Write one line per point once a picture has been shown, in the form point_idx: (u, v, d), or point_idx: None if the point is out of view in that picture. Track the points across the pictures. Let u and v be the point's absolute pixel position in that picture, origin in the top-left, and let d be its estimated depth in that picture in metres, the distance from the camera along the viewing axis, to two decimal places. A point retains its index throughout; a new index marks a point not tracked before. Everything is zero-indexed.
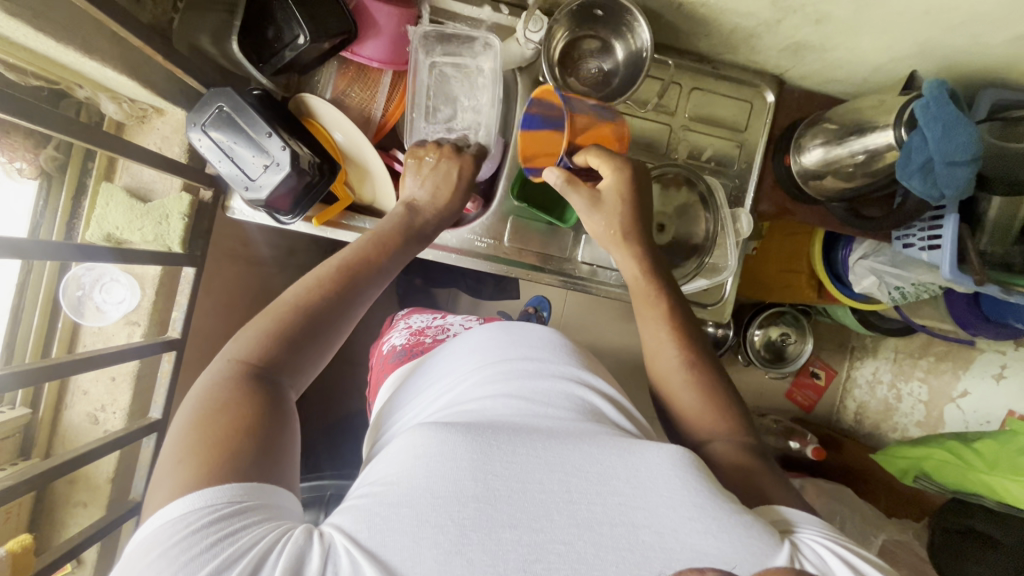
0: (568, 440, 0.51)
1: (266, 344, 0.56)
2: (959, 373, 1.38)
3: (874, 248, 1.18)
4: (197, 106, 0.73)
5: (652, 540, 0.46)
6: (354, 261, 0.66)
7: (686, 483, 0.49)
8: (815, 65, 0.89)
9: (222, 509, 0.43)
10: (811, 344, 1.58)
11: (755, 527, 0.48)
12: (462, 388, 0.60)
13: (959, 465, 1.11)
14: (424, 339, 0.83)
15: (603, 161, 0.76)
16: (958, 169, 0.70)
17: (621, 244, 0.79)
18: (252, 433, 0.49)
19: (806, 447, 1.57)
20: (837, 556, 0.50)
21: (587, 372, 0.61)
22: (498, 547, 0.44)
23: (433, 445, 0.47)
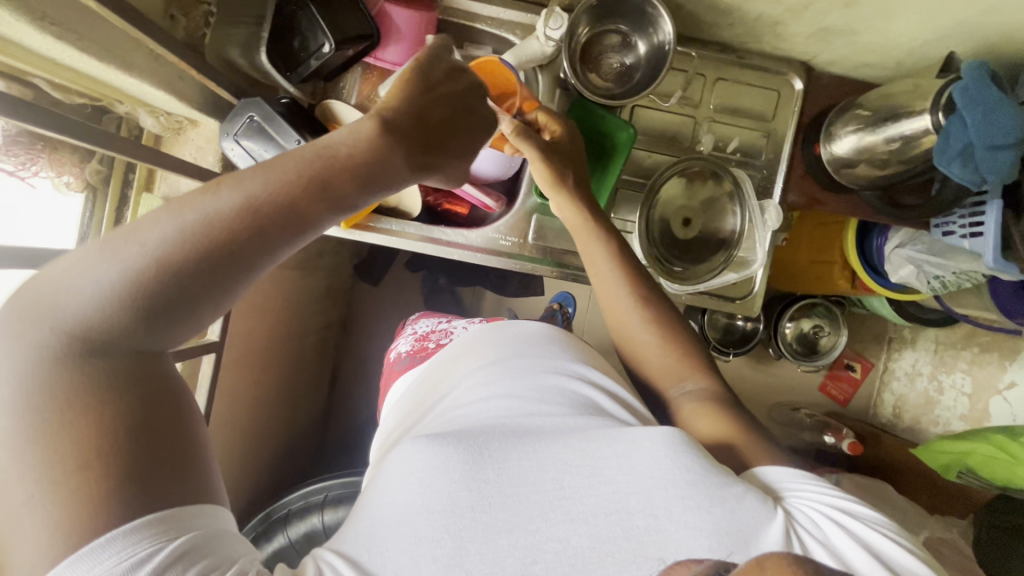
0: (558, 440, 0.52)
1: (107, 323, 0.41)
2: (1005, 365, 1.33)
3: (911, 236, 1.14)
4: (230, 116, 0.75)
5: (646, 524, 0.48)
6: (266, 201, 0.45)
7: (677, 461, 0.50)
8: (844, 51, 0.86)
9: (144, 558, 0.36)
10: (845, 337, 1.55)
11: (748, 497, 0.49)
12: (457, 392, 0.61)
13: (1005, 460, 1.09)
14: (428, 345, 0.81)
15: (551, 120, 0.80)
16: (999, 153, 0.68)
17: (556, 189, 0.78)
18: (143, 438, 0.40)
19: (842, 441, 1.54)
20: (837, 525, 0.51)
21: (570, 363, 0.63)
22: (495, 554, 0.46)
23: (426, 458, 0.49)
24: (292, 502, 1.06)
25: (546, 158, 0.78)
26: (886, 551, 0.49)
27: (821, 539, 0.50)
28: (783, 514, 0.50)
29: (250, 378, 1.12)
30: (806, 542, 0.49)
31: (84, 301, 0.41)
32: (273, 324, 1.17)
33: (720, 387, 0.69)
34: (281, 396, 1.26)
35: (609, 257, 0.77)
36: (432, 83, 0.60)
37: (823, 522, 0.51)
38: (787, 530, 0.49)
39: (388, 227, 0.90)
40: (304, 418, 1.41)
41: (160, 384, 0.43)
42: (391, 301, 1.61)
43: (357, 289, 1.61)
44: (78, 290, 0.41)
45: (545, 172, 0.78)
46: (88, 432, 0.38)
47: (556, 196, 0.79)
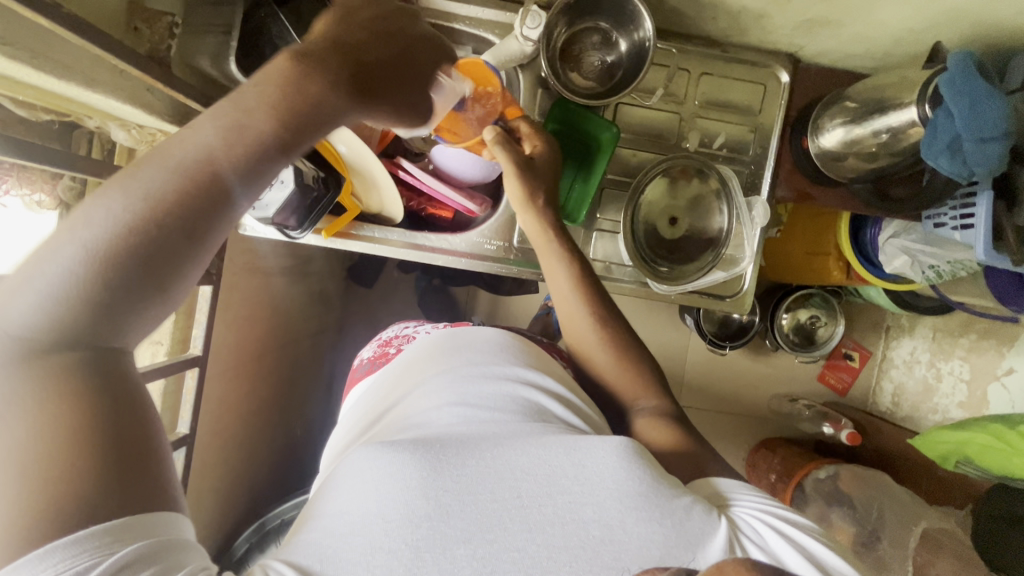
0: (516, 446, 0.50)
1: (61, 320, 0.39)
2: (1004, 352, 1.33)
3: (905, 226, 1.14)
4: None
5: (602, 534, 0.47)
6: (223, 166, 0.41)
7: (630, 472, 0.49)
8: (831, 41, 0.85)
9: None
10: (842, 327, 1.54)
11: (696, 507, 0.49)
12: (411, 399, 0.58)
13: (1002, 450, 1.08)
14: (389, 351, 0.77)
15: (531, 132, 0.78)
16: (989, 145, 0.66)
17: (524, 206, 0.77)
18: (93, 447, 0.38)
19: (840, 431, 1.53)
20: (776, 530, 0.51)
21: (527, 368, 0.61)
22: (453, 565, 0.44)
23: (383, 464, 0.47)
24: (286, 511, 1.07)
25: (521, 173, 0.76)
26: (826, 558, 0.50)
27: (764, 546, 0.50)
28: (728, 524, 0.50)
29: (241, 388, 1.12)
30: (749, 550, 0.49)
31: (41, 290, 0.38)
32: (263, 333, 1.16)
33: (667, 403, 0.70)
34: (275, 404, 1.26)
35: (570, 275, 0.75)
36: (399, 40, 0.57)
37: (765, 529, 0.51)
38: (732, 537, 0.49)
39: (371, 235, 0.88)
40: (301, 424, 1.41)
41: (120, 387, 0.41)
42: (384, 302, 1.59)
43: (350, 292, 1.59)
44: (35, 277, 0.38)
45: (518, 195, 0.77)
46: (60, 435, 0.37)
47: (526, 214, 0.77)
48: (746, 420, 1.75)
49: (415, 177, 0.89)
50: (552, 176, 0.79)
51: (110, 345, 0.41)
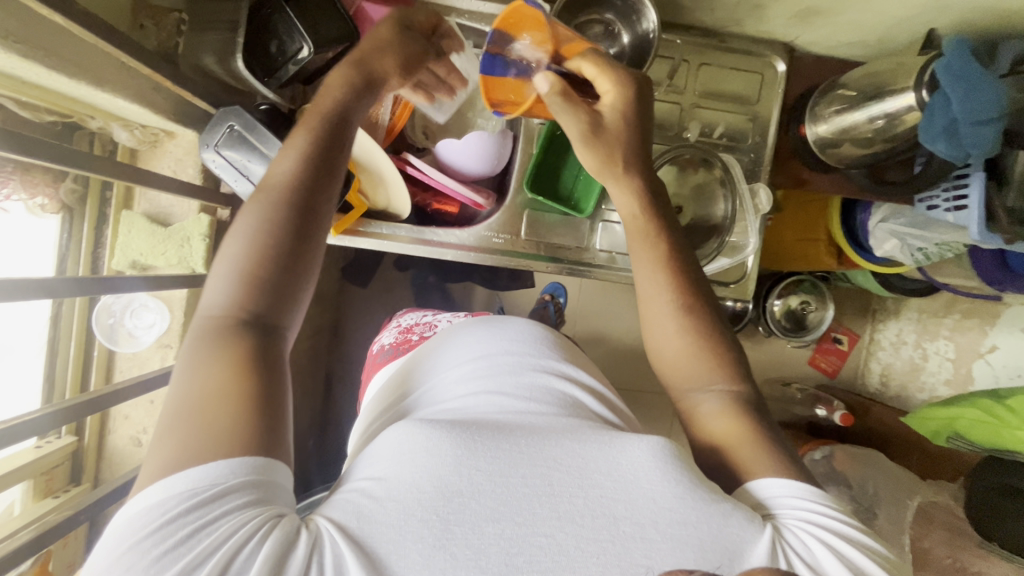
0: (551, 434, 0.50)
1: (241, 297, 0.50)
2: (986, 330, 1.38)
3: (894, 211, 1.17)
4: (209, 126, 0.72)
5: (632, 531, 0.46)
6: (313, 159, 0.56)
7: (665, 473, 0.49)
8: (825, 31, 0.87)
9: (202, 493, 0.41)
10: (832, 311, 1.58)
11: (735, 514, 0.48)
12: (447, 386, 0.59)
13: (993, 424, 1.12)
14: (411, 337, 0.84)
15: (600, 72, 0.69)
16: (984, 128, 0.69)
17: (616, 178, 0.70)
18: (252, 399, 0.46)
19: (833, 413, 1.59)
20: (823, 543, 0.48)
21: (567, 364, 0.62)
22: (480, 541, 0.44)
23: (419, 439, 0.48)
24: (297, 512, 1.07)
25: (592, 139, 0.69)
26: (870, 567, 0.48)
27: (809, 560, 0.47)
28: (771, 530, 0.48)
29: None
30: (795, 564, 0.46)
31: (230, 274, 0.51)
32: None
33: (746, 390, 0.61)
34: None
35: (655, 260, 0.67)
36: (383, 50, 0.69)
37: (812, 542, 0.48)
38: (773, 546, 0.47)
39: (378, 231, 0.88)
40: (302, 424, 1.40)
41: (278, 358, 0.50)
42: (381, 300, 1.58)
43: (346, 291, 1.58)
44: (224, 262, 0.51)
45: (599, 161, 0.70)
46: (231, 384, 0.46)
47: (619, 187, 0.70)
48: None
49: (423, 172, 0.89)
50: (638, 142, 0.71)
51: (276, 327, 0.51)
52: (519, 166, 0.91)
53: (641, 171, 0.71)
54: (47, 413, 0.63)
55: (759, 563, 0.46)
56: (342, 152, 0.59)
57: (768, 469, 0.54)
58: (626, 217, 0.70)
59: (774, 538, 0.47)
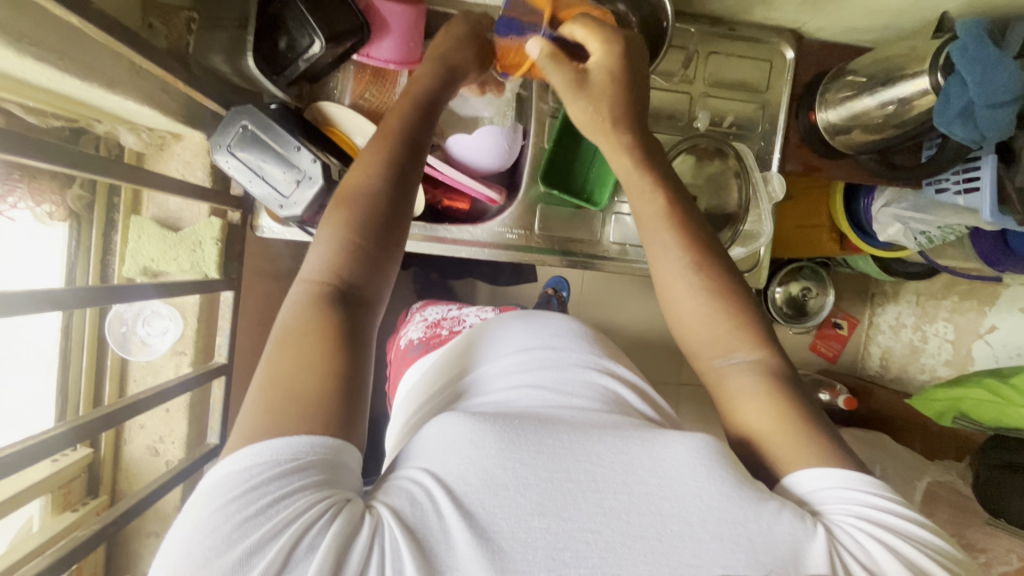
0: (594, 430, 0.51)
1: (334, 267, 0.53)
2: (985, 310, 1.41)
3: (897, 195, 1.18)
4: (221, 127, 0.70)
5: (680, 529, 0.45)
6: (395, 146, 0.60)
7: (712, 472, 0.48)
8: (834, 16, 0.87)
9: (283, 465, 0.42)
10: (831, 297, 1.60)
11: (785, 513, 0.48)
12: (490, 380, 0.60)
13: (998, 403, 1.14)
14: (441, 331, 0.95)
15: (589, 33, 0.70)
16: (999, 110, 0.69)
17: (607, 134, 0.69)
18: (336, 372, 0.48)
19: (837, 397, 1.59)
20: (879, 541, 0.48)
21: (608, 360, 0.63)
22: (527, 534, 0.44)
23: (463, 432, 0.48)
24: None
25: (579, 92, 0.69)
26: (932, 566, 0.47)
27: (864, 560, 0.47)
28: (824, 531, 0.48)
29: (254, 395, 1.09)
30: (850, 565, 0.46)
31: (325, 248, 0.54)
32: None
33: (780, 361, 0.60)
34: None
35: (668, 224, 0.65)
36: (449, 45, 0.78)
37: (867, 540, 0.48)
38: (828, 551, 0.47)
39: None
40: None
41: (363, 332, 0.52)
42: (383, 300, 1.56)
43: None
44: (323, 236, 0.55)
45: (587, 111, 0.69)
46: (321, 352, 0.48)
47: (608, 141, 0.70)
48: None
49: (436, 169, 0.88)
50: (630, 93, 0.70)
51: (364, 300, 0.54)
52: (530, 160, 0.90)
53: (637, 130, 0.70)
54: (61, 431, 0.61)
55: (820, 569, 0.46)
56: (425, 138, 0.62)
57: (809, 457, 0.54)
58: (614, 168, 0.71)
59: (829, 542, 0.47)
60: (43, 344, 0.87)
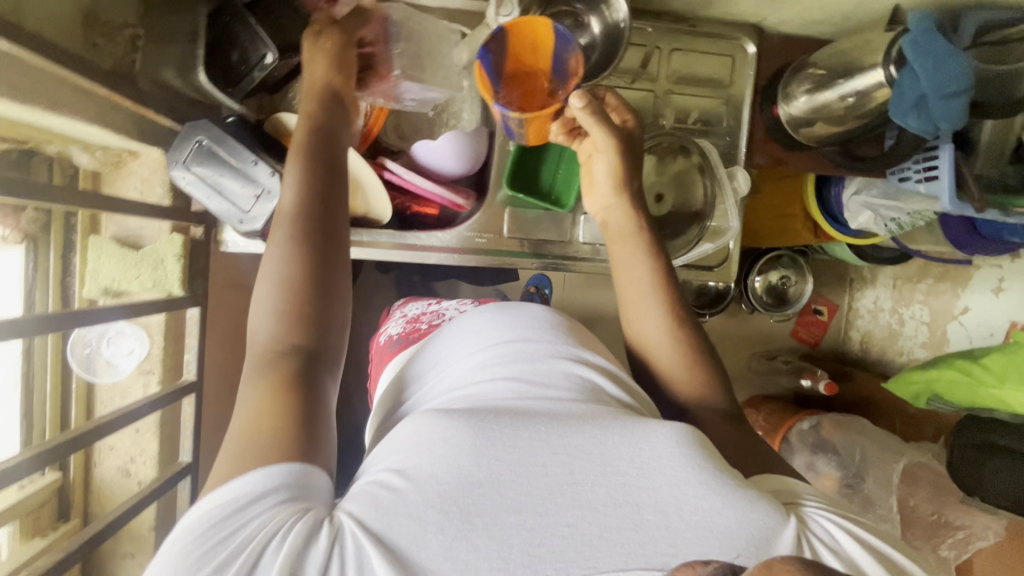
0: (571, 420, 0.51)
1: (280, 329, 0.55)
2: (958, 292, 1.43)
3: (866, 183, 1.20)
4: (176, 142, 0.69)
5: (656, 519, 0.47)
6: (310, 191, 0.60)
7: (689, 460, 0.50)
8: (793, 10, 0.87)
9: (239, 499, 0.43)
10: (811, 284, 1.60)
11: (759, 503, 0.50)
12: (464, 370, 0.60)
13: (968, 382, 1.16)
14: (419, 326, 0.96)
15: (619, 106, 0.78)
16: (952, 101, 0.69)
17: (618, 191, 0.76)
18: (286, 417, 0.50)
19: (818, 382, 1.62)
20: (845, 531, 0.51)
21: (586, 349, 0.61)
22: (504, 532, 0.44)
23: (436, 430, 0.47)
24: None
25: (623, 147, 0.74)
26: (891, 555, 0.51)
27: (829, 541, 0.51)
28: (796, 523, 0.51)
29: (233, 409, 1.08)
30: (818, 551, 0.50)
31: (269, 316, 0.56)
32: None
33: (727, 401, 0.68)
34: None
35: (648, 263, 0.72)
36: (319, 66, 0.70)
37: (835, 531, 0.51)
38: (799, 537, 0.50)
39: (359, 238, 0.87)
40: None
41: (314, 381, 0.54)
42: (367, 305, 1.54)
43: None
44: (260, 301, 0.57)
45: (616, 166, 0.75)
46: (271, 407, 0.50)
47: (614, 201, 0.76)
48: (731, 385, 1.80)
49: (401, 176, 0.87)
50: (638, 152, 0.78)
51: (312, 352, 0.56)
52: (497, 164, 0.90)
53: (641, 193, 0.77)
54: (22, 459, 0.60)
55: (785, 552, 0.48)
56: (334, 174, 0.63)
57: None
58: (603, 228, 0.78)
59: (798, 531, 0.50)
60: (7, 367, 0.86)
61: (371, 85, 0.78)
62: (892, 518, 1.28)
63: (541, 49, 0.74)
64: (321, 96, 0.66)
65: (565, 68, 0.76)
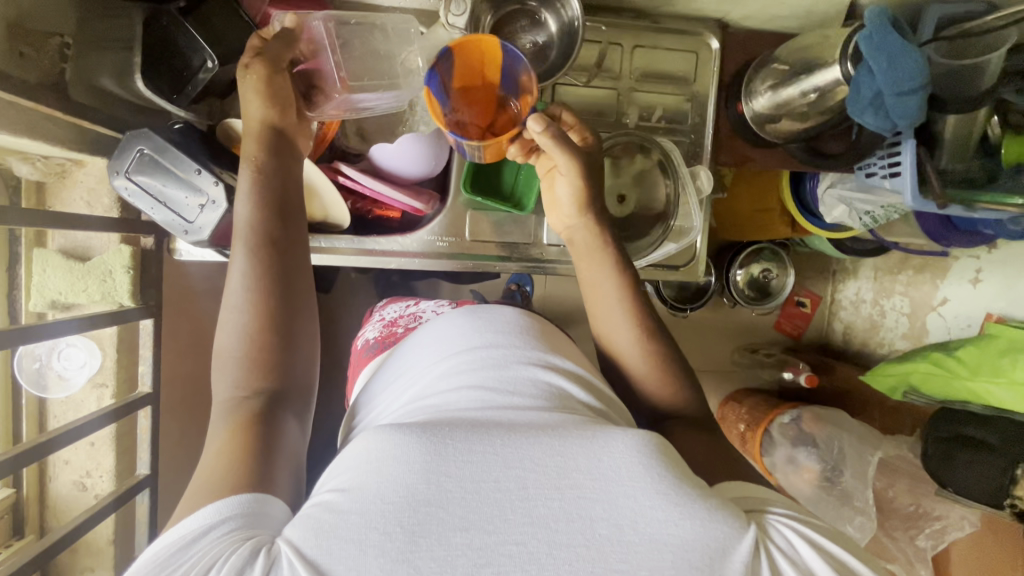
0: (528, 432, 0.47)
1: (242, 377, 0.57)
2: (937, 283, 1.42)
3: (840, 177, 1.19)
4: (118, 151, 0.67)
5: (610, 534, 0.43)
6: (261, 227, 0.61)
7: (648, 471, 0.46)
8: (755, 6, 0.86)
9: (185, 537, 0.44)
10: (793, 275, 1.57)
11: (719, 512, 0.46)
12: (429, 382, 0.57)
13: (942, 375, 1.15)
14: (396, 330, 0.94)
15: (574, 125, 0.75)
16: (908, 98, 0.69)
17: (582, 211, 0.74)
18: (242, 459, 0.51)
19: (799, 376, 1.59)
20: (806, 540, 0.49)
21: (555, 355, 0.58)
22: (448, 552, 0.41)
23: (386, 446, 0.45)
24: None
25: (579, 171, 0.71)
26: (849, 560, 0.49)
27: (792, 555, 0.47)
28: (755, 530, 0.47)
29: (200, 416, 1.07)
30: (779, 563, 0.46)
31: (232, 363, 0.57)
32: None
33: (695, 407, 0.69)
34: None
35: (615, 277, 0.71)
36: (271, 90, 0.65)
37: (797, 541, 0.49)
38: (757, 544, 0.46)
39: (318, 244, 0.86)
40: None
41: (273, 424, 0.55)
42: (344, 306, 1.53)
43: None
44: (223, 351, 0.58)
45: (576, 186, 0.72)
46: (229, 451, 0.51)
47: (578, 221, 0.74)
48: (714, 379, 1.80)
49: (358, 182, 0.85)
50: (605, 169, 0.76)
51: (273, 396, 0.57)
52: (458, 165, 0.88)
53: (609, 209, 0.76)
54: None
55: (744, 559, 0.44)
56: (288, 209, 0.63)
57: None
58: (569, 245, 0.76)
59: (759, 539, 0.47)
60: None
61: (321, 103, 0.76)
62: (869, 511, 1.27)
63: (489, 63, 0.72)
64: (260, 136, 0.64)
65: (517, 82, 0.73)
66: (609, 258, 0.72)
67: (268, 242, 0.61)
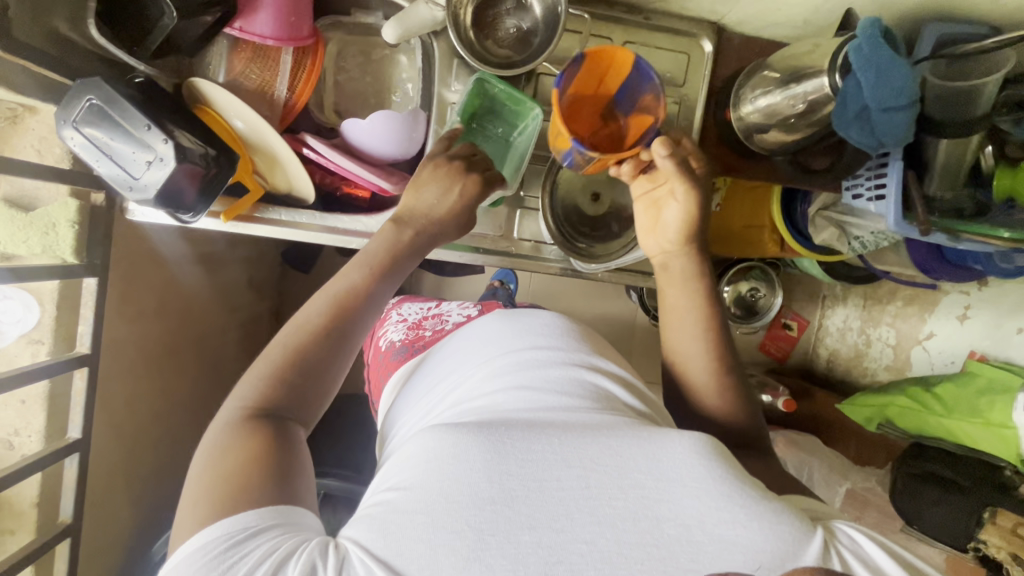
0: (586, 431, 0.46)
1: (263, 393, 0.53)
2: (925, 316, 1.38)
3: (832, 199, 1.16)
4: (67, 100, 0.65)
5: (677, 534, 0.42)
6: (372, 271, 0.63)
7: (709, 471, 0.44)
8: (749, 10, 0.83)
9: (237, 535, 0.42)
10: (780, 299, 1.54)
11: (784, 512, 0.44)
12: (472, 383, 0.56)
13: (917, 410, 1.13)
14: (423, 334, 0.90)
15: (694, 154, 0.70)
16: (895, 114, 0.67)
17: (683, 244, 0.70)
18: (262, 466, 0.48)
19: (778, 400, 1.49)
20: (877, 540, 0.46)
21: (600, 356, 0.57)
22: (518, 551, 0.40)
23: (446, 445, 0.45)
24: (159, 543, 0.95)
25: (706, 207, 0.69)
26: (917, 562, 0.46)
27: (869, 564, 0.43)
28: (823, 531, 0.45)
29: (154, 382, 1.04)
30: (851, 562, 0.43)
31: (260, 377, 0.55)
32: (175, 325, 1.08)
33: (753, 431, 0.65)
34: (198, 397, 1.18)
35: (696, 310, 0.68)
36: (422, 181, 0.73)
37: (862, 539, 0.45)
38: (827, 545, 0.43)
39: (277, 217, 0.81)
40: None
41: (294, 444, 0.52)
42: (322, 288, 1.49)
43: (287, 278, 1.52)
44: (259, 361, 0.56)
45: (689, 209, 0.69)
46: (246, 457, 0.48)
47: (679, 250, 0.70)
48: None
49: (321, 153, 0.80)
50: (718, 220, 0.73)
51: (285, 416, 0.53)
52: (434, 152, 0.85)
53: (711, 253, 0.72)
54: None
55: (816, 554, 0.42)
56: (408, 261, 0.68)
57: None
58: (660, 271, 0.72)
59: (830, 537, 0.45)
60: None
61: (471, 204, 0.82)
62: None
63: (613, 75, 0.74)
64: (419, 224, 0.70)
65: (639, 99, 0.75)
66: (701, 292, 0.69)
67: (371, 280, 0.63)
